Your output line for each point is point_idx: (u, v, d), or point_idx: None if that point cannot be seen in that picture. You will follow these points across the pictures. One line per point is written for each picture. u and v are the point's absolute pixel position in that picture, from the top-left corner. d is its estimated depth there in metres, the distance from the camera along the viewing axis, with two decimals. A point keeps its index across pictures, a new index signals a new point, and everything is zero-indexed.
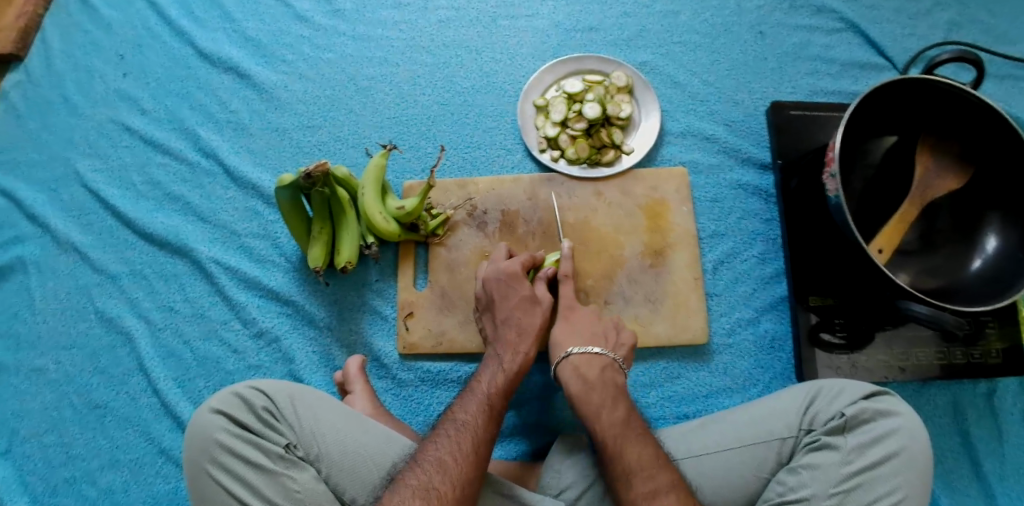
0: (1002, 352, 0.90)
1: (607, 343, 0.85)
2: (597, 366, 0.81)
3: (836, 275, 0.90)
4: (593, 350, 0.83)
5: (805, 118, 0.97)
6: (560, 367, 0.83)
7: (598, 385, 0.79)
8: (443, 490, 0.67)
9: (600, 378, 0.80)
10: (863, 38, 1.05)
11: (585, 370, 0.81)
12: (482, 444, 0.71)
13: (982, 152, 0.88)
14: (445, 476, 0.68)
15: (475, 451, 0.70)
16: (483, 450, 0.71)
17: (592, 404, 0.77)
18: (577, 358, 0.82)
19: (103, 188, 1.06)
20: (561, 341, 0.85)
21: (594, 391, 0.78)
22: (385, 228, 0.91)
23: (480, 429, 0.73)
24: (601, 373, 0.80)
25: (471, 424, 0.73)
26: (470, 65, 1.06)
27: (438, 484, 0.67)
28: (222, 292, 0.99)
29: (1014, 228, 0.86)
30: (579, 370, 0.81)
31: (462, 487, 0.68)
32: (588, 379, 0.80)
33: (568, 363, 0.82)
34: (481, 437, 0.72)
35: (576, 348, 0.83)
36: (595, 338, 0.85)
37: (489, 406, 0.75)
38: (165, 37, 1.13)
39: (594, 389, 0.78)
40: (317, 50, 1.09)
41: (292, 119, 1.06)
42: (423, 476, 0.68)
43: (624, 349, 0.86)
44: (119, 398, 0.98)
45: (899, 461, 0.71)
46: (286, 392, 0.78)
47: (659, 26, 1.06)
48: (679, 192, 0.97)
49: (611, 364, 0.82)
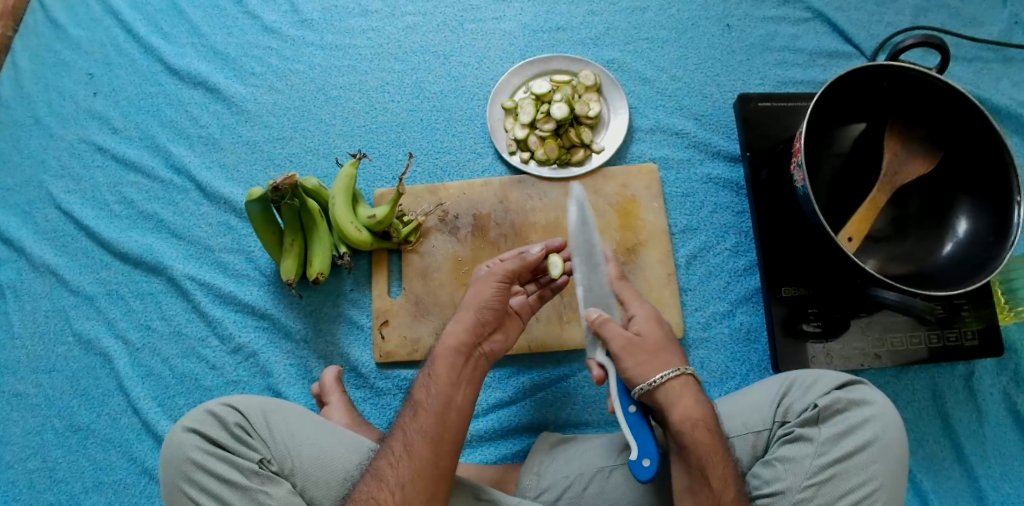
0: (978, 334, 0.90)
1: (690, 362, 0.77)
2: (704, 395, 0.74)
3: (808, 265, 0.90)
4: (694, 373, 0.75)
5: (773, 109, 0.96)
6: (672, 383, 0.72)
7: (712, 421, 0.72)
8: (382, 497, 0.68)
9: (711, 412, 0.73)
10: (830, 26, 1.05)
11: (699, 399, 0.73)
12: (415, 440, 0.71)
13: (949, 137, 0.88)
14: (381, 483, 0.69)
15: (406, 453, 0.70)
16: (417, 447, 0.70)
17: (712, 449, 0.70)
18: (689, 382, 0.73)
19: (77, 210, 1.06)
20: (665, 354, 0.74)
21: (711, 429, 0.71)
22: (357, 237, 0.91)
23: (411, 425, 0.72)
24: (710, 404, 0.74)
25: (402, 427, 0.73)
26: (438, 70, 1.06)
27: (375, 493, 0.68)
28: (199, 309, 0.99)
29: (982, 211, 0.86)
30: (693, 395, 0.73)
31: (400, 491, 0.68)
32: (705, 413, 0.72)
33: (682, 384, 0.73)
34: (413, 434, 0.71)
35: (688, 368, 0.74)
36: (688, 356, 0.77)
37: (416, 405, 0.74)
38: (133, 54, 1.13)
39: (710, 425, 0.72)
40: (285, 61, 1.09)
41: (263, 132, 1.06)
42: (365, 488, 0.69)
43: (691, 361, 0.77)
44: (100, 419, 0.98)
45: (872, 451, 0.71)
46: (260, 407, 0.77)
47: (626, 23, 1.06)
48: (650, 188, 0.96)
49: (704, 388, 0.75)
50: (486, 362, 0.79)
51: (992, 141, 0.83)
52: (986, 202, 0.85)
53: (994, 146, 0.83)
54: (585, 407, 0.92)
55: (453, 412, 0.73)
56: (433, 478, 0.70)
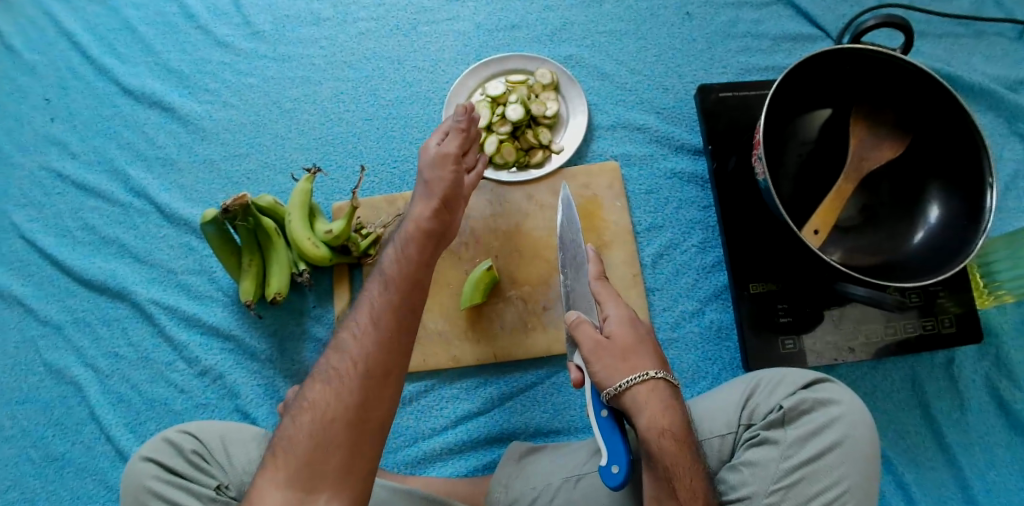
0: (955, 320, 0.87)
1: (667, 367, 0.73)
2: (678, 397, 0.71)
3: (776, 260, 0.87)
4: (674, 378, 0.72)
5: (735, 99, 0.93)
6: (647, 386, 0.68)
7: (683, 425, 0.69)
8: (343, 368, 0.62)
9: (684, 416, 0.70)
10: (793, 8, 1.01)
11: (672, 402, 0.70)
12: (380, 315, 0.65)
13: (918, 120, 0.84)
14: (343, 356, 0.63)
15: (371, 325, 0.64)
16: (383, 321, 0.64)
17: (682, 453, 0.67)
18: (664, 385, 0.70)
19: (41, 238, 1.05)
20: (639, 360, 0.70)
21: (683, 437, 0.68)
22: (315, 253, 0.89)
23: (376, 298, 0.66)
24: (681, 407, 0.71)
25: (368, 299, 0.67)
26: (393, 77, 1.04)
27: (337, 365, 0.63)
28: (165, 333, 0.98)
29: (954, 195, 0.82)
30: (667, 399, 0.69)
31: (362, 363, 0.62)
32: (678, 417, 0.69)
33: (657, 389, 0.69)
34: (378, 306, 0.65)
35: (662, 373, 0.70)
36: (662, 358, 0.73)
37: (386, 277, 0.68)
38: (88, 77, 1.12)
39: (681, 431, 0.69)
40: (239, 76, 1.07)
41: (219, 149, 1.05)
42: (327, 361, 0.64)
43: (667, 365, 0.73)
44: (74, 447, 0.97)
45: (841, 452, 0.68)
46: (217, 433, 0.76)
47: (582, 17, 1.03)
48: (612, 187, 0.94)
49: (679, 390, 0.72)
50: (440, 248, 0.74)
51: (961, 122, 0.79)
52: (958, 186, 0.82)
53: (964, 127, 0.80)
54: (555, 415, 0.90)
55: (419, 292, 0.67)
56: (400, 353, 0.64)
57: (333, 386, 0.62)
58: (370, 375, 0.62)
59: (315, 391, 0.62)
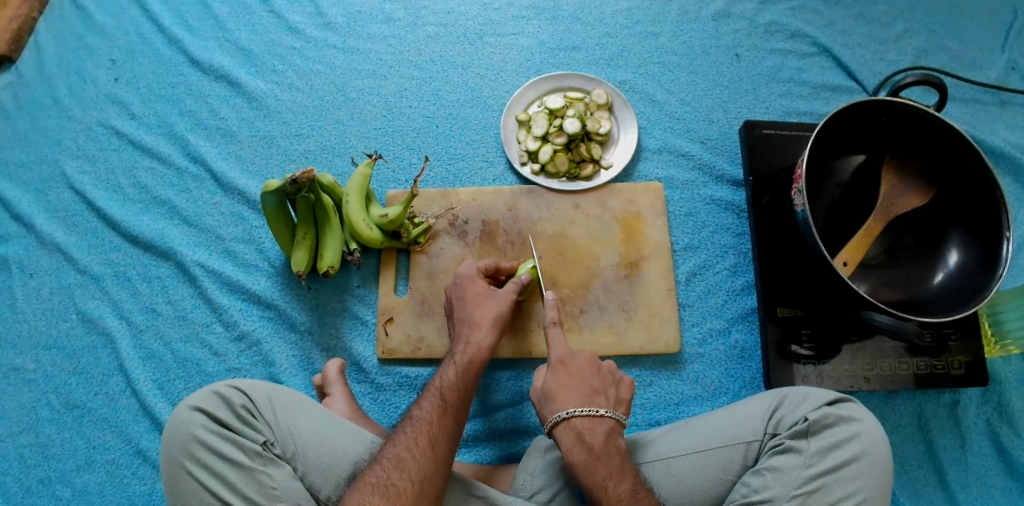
0: (964, 364, 0.93)
1: (607, 400, 0.81)
2: (601, 429, 0.77)
3: (804, 287, 0.93)
4: (598, 411, 0.78)
5: (777, 137, 1.00)
6: (558, 428, 0.78)
7: (603, 455, 0.75)
8: (401, 484, 0.70)
9: (605, 447, 0.76)
10: (834, 61, 1.10)
11: (588, 434, 0.77)
12: (439, 439, 0.74)
13: (944, 172, 0.92)
14: (402, 472, 0.70)
15: (430, 448, 0.73)
16: (441, 447, 0.74)
17: (598, 479, 0.73)
18: (580, 420, 0.78)
19: (90, 191, 1.07)
20: (560, 398, 0.80)
21: (599, 463, 0.74)
22: (368, 235, 0.93)
23: (437, 421, 0.76)
24: (606, 439, 0.77)
25: (427, 421, 0.76)
26: (455, 80, 1.10)
27: (395, 480, 0.70)
28: (205, 295, 1.00)
29: (973, 244, 0.89)
30: (582, 435, 0.77)
31: (420, 482, 0.70)
32: (593, 448, 0.76)
33: (568, 426, 0.77)
34: (438, 430, 0.75)
35: (577, 409, 0.78)
36: (594, 392, 0.81)
37: (441, 400, 0.78)
38: (156, 44, 1.16)
39: (599, 460, 0.75)
40: (306, 61, 1.12)
41: (280, 127, 1.09)
42: (382, 472, 0.70)
43: (624, 404, 0.82)
44: (97, 398, 0.98)
45: (858, 466, 0.73)
46: (265, 390, 0.78)
47: (639, 46, 1.11)
48: (655, 206, 1.00)
49: (614, 426, 0.79)
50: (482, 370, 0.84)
51: (985, 178, 0.87)
52: (978, 236, 0.89)
53: (987, 183, 0.87)
54: None
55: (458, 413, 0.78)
56: (443, 473, 0.73)
57: (391, 501, 0.68)
58: (423, 495, 0.70)
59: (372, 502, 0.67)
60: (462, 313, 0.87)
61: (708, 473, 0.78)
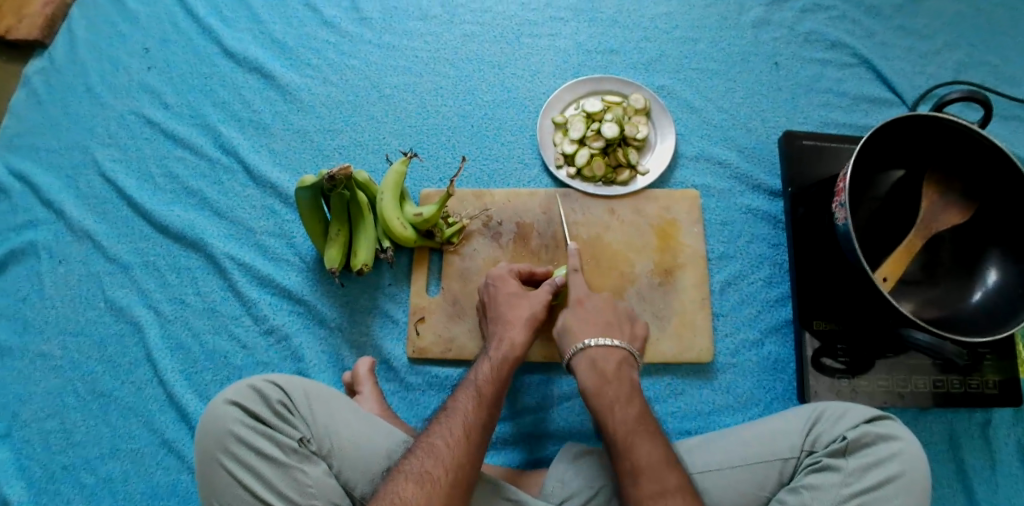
0: (997, 384, 0.92)
1: (622, 334, 0.83)
2: (613, 357, 0.80)
3: (841, 301, 0.92)
4: (612, 342, 0.81)
5: (816, 148, 1.00)
6: (574, 358, 0.81)
7: (614, 381, 0.78)
8: (436, 472, 0.68)
9: (617, 373, 0.79)
10: (874, 73, 1.09)
11: (600, 362, 0.79)
12: (474, 429, 0.73)
13: (986, 189, 0.90)
14: (437, 460, 0.69)
15: (466, 438, 0.72)
16: (476, 436, 0.72)
17: (605, 400, 0.76)
18: (595, 351, 0.80)
19: (121, 178, 1.07)
20: (577, 329, 0.83)
21: (608, 387, 0.77)
22: (402, 234, 0.92)
23: (472, 414, 0.74)
24: (618, 367, 0.79)
25: (462, 412, 0.74)
26: (492, 80, 1.09)
27: (430, 469, 0.69)
28: (235, 288, 1.00)
29: (1014, 263, 0.88)
30: (596, 363, 0.80)
31: (454, 471, 0.69)
32: (605, 375, 0.78)
33: (585, 355, 0.80)
34: (473, 422, 0.73)
35: (593, 340, 0.81)
36: (610, 327, 0.83)
37: (477, 392, 0.77)
38: (190, 34, 1.15)
39: (609, 384, 0.77)
40: (342, 56, 1.11)
41: (315, 122, 1.08)
42: (417, 461, 0.70)
43: (638, 340, 0.85)
44: (124, 387, 0.98)
45: (898, 484, 0.72)
46: (302, 387, 0.78)
47: (677, 52, 1.10)
48: (690, 214, 0.99)
49: (627, 357, 0.81)
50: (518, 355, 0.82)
51: None
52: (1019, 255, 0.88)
53: None
54: None
55: (493, 402, 0.76)
56: (474, 465, 0.71)
57: (426, 489, 0.67)
58: (457, 485, 0.68)
59: (407, 489, 0.67)
60: (496, 313, 0.87)
61: (741, 487, 0.77)
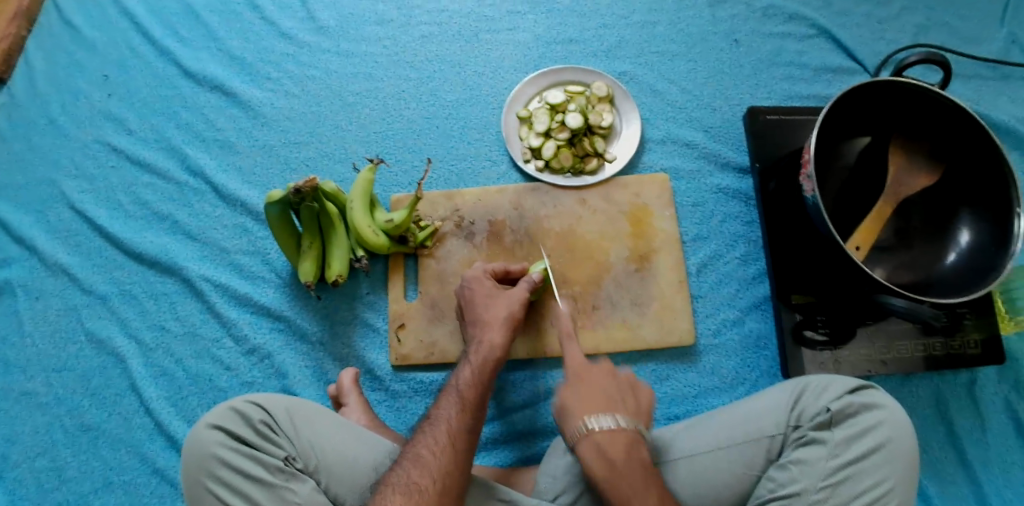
0: (979, 343, 0.92)
1: (626, 409, 0.74)
2: (621, 441, 0.70)
3: (816, 272, 0.93)
4: (617, 423, 0.71)
5: (780, 122, 1.00)
6: (579, 443, 0.71)
7: (623, 470, 0.68)
8: (423, 482, 0.68)
9: (626, 461, 0.69)
10: (834, 42, 1.09)
11: (608, 445, 0.70)
12: (459, 436, 0.73)
13: (951, 151, 0.91)
14: (424, 470, 0.69)
15: (451, 446, 0.71)
16: (461, 443, 0.72)
17: (622, 495, 0.67)
18: (603, 436, 0.70)
19: (91, 209, 1.06)
20: (577, 409, 0.73)
21: (623, 482, 0.67)
22: (375, 241, 0.92)
23: (456, 420, 0.74)
24: (627, 451, 0.70)
25: (446, 419, 0.74)
26: (454, 79, 1.09)
27: (417, 479, 0.69)
28: (213, 310, 1.00)
29: (984, 221, 0.89)
30: (605, 451, 0.70)
31: (441, 479, 0.69)
32: (614, 464, 0.69)
33: (587, 440, 0.71)
34: (457, 428, 0.73)
35: (598, 420, 0.71)
36: (613, 403, 0.74)
37: (459, 398, 0.77)
38: (148, 57, 1.14)
39: (619, 476, 0.68)
40: (302, 68, 1.11)
41: (280, 136, 1.08)
42: (403, 472, 0.69)
43: (644, 413, 0.76)
44: (112, 418, 0.97)
45: (884, 453, 0.72)
46: (285, 406, 0.78)
47: (637, 36, 1.10)
48: (661, 197, 0.99)
49: (635, 438, 0.71)
50: (496, 355, 0.82)
51: (992, 155, 0.86)
52: (988, 214, 0.88)
53: (994, 160, 0.87)
54: None
55: (474, 406, 0.76)
56: (461, 472, 0.71)
57: (414, 499, 0.67)
58: (446, 492, 0.68)
59: (395, 501, 0.66)
60: (472, 314, 0.87)
61: (730, 467, 0.77)
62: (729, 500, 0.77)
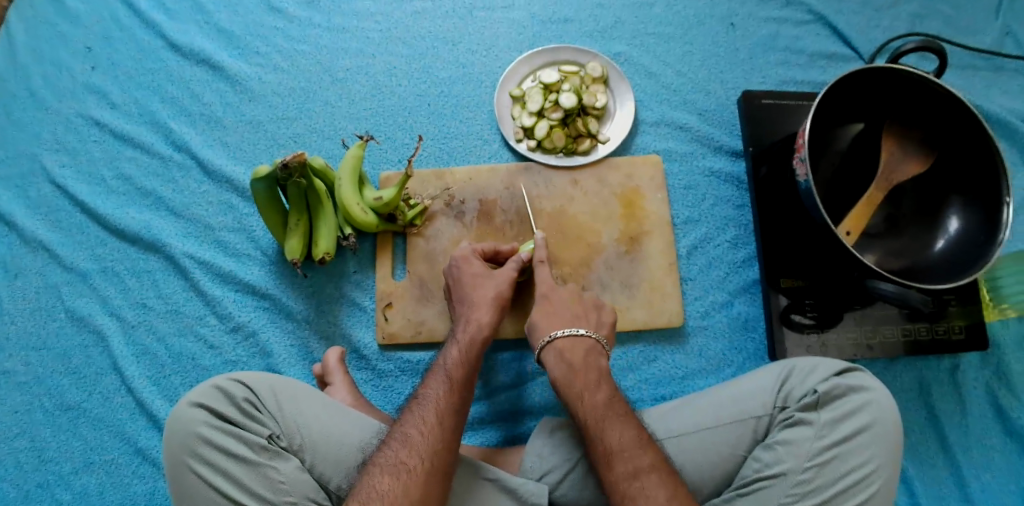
0: (964, 329, 0.93)
1: (589, 324, 0.83)
2: (580, 347, 0.79)
3: (806, 257, 0.93)
4: (577, 331, 0.81)
5: (775, 107, 1.00)
6: (544, 351, 0.81)
7: (582, 369, 0.77)
8: (410, 462, 0.68)
9: (584, 363, 0.78)
10: (830, 29, 1.09)
11: (567, 352, 0.79)
12: (447, 416, 0.72)
13: (944, 139, 0.91)
14: (412, 451, 0.68)
15: (439, 425, 0.71)
16: (449, 423, 0.71)
17: (574, 391, 0.75)
18: (562, 341, 0.80)
19: (72, 185, 1.04)
20: (543, 324, 0.83)
21: (577, 376, 0.76)
22: (364, 219, 0.90)
23: (443, 399, 0.73)
24: (586, 356, 0.79)
25: (434, 399, 0.73)
26: (446, 57, 1.07)
27: (405, 459, 0.68)
28: (197, 287, 0.98)
29: (974, 210, 0.89)
30: (562, 353, 0.79)
31: (429, 459, 0.68)
32: (572, 365, 0.78)
33: (551, 348, 0.80)
34: (445, 407, 0.73)
35: (560, 330, 0.81)
36: (576, 318, 0.83)
37: (447, 379, 0.76)
38: (133, 29, 1.11)
39: (577, 374, 0.77)
40: (291, 42, 1.08)
41: (267, 111, 1.06)
42: (391, 452, 0.69)
43: (606, 327, 0.84)
44: (92, 398, 0.95)
45: (869, 434, 0.73)
46: (269, 384, 0.76)
47: (633, 18, 1.09)
48: (654, 180, 0.99)
49: (595, 345, 0.81)
50: (485, 333, 0.81)
51: (984, 144, 0.86)
52: (978, 202, 0.89)
53: (987, 149, 0.86)
54: None
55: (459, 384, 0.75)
56: (449, 454, 0.70)
57: (402, 480, 0.66)
58: (434, 472, 0.68)
59: (383, 482, 0.66)
60: (460, 294, 0.86)
61: (716, 448, 0.77)
62: (716, 481, 0.77)
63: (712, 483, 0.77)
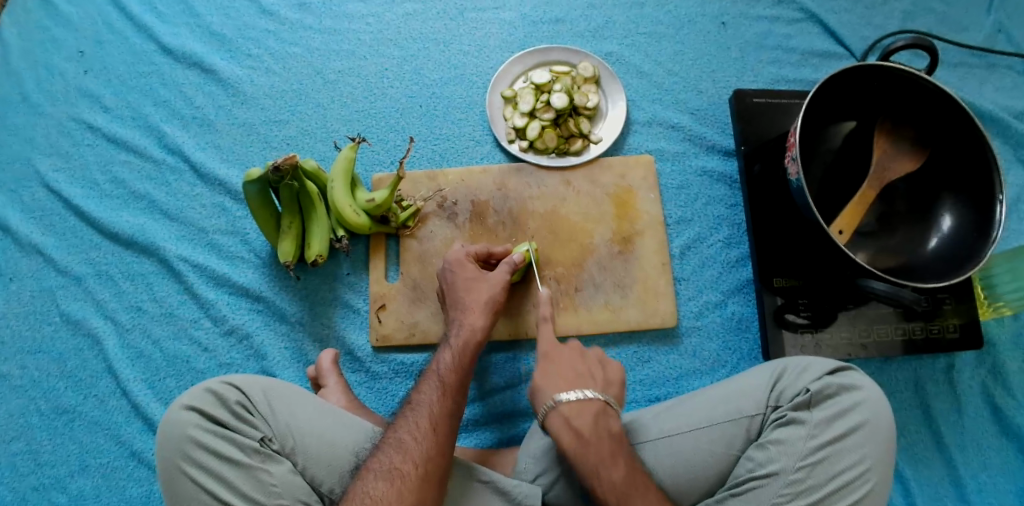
0: (959, 327, 0.92)
1: (596, 383, 0.77)
2: (588, 414, 0.73)
3: (799, 256, 0.93)
4: (585, 395, 0.74)
5: (766, 106, 1.00)
6: (547, 416, 0.74)
7: (593, 440, 0.71)
8: (405, 467, 0.67)
9: (595, 431, 0.72)
10: (821, 27, 1.09)
11: (575, 419, 0.73)
12: (441, 419, 0.72)
13: (936, 137, 0.90)
14: (406, 456, 0.68)
15: (433, 429, 0.71)
16: (443, 426, 0.71)
17: (590, 464, 0.70)
18: (568, 407, 0.73)
19: (66, 189, 1.04)
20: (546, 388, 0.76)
21: (590, 451, 0.70)
22: (356, 221, 0.90)
23: (437, 402, 0.73)
24: (595, 423, 0.72)
25: (427, 404, 0.73)
26: (437, 57, 1.07)
27: (399, 464, 0.68)
28: (191, 290, 0.98)
29: (966, 208, 0.89)
30: (570, 420, 0.73)
31: (423, 464, 0.68)
32: (581, 433, 0.72)
33: (557, 414, 0.73)
34: (439, 411, 0.73)
35: (565, 395, 0.74)
36: (582, 379, 0.77)
37: (441, 383, 0.76)
38: (125, 33, 1.11)
39: (590, 445, 0.71)
40: (283, 44, 1.09)
41: (259, 114, 1.06)
42: (385, 458, 0.68)
43: (614, 385, 0.78)
44: (87, 401, 0.96)
45: (862, 434, 0.72)
46: (261, 387, 0.76)
47: (624, 18, 1.09)
48: (646, 180, 0.98)
49: (604, 408, 0.74)
50: (478, 335, 0.81)
51: (976, 141, 0.86)
52: (970, 200, 0.88)
53: (979, 146, 0.86)
54: None
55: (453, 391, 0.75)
56: (444, 459, 0.70)
57: (396, 484, 0.66)
58: (429, 477, 0.68)
59: (377, 488, 0.66)
60: (453, 297, 0.86)
61: (710, 449, 0.77)
62: (710, 481, 0.77)
63: (706, 484, 0.77)
